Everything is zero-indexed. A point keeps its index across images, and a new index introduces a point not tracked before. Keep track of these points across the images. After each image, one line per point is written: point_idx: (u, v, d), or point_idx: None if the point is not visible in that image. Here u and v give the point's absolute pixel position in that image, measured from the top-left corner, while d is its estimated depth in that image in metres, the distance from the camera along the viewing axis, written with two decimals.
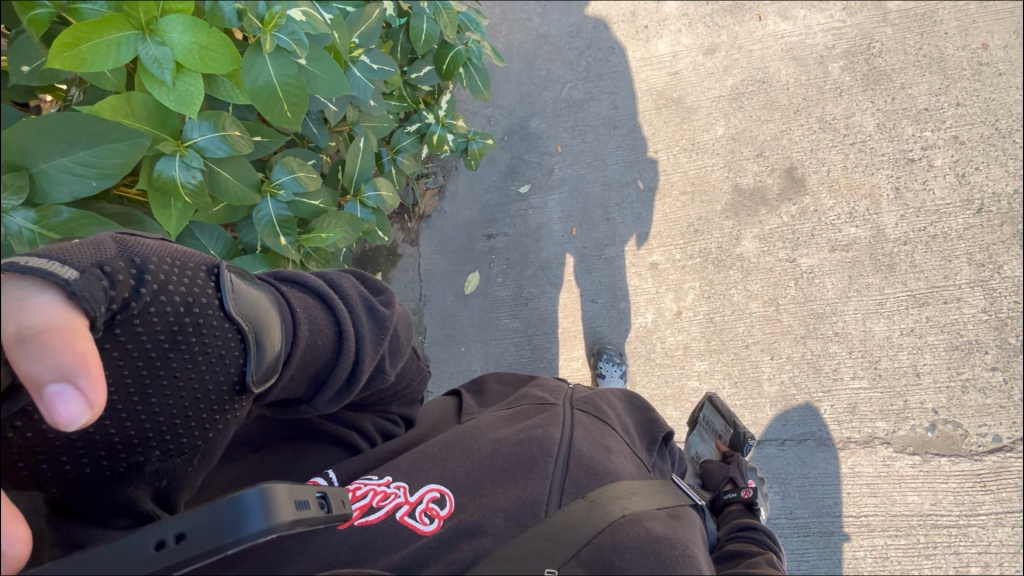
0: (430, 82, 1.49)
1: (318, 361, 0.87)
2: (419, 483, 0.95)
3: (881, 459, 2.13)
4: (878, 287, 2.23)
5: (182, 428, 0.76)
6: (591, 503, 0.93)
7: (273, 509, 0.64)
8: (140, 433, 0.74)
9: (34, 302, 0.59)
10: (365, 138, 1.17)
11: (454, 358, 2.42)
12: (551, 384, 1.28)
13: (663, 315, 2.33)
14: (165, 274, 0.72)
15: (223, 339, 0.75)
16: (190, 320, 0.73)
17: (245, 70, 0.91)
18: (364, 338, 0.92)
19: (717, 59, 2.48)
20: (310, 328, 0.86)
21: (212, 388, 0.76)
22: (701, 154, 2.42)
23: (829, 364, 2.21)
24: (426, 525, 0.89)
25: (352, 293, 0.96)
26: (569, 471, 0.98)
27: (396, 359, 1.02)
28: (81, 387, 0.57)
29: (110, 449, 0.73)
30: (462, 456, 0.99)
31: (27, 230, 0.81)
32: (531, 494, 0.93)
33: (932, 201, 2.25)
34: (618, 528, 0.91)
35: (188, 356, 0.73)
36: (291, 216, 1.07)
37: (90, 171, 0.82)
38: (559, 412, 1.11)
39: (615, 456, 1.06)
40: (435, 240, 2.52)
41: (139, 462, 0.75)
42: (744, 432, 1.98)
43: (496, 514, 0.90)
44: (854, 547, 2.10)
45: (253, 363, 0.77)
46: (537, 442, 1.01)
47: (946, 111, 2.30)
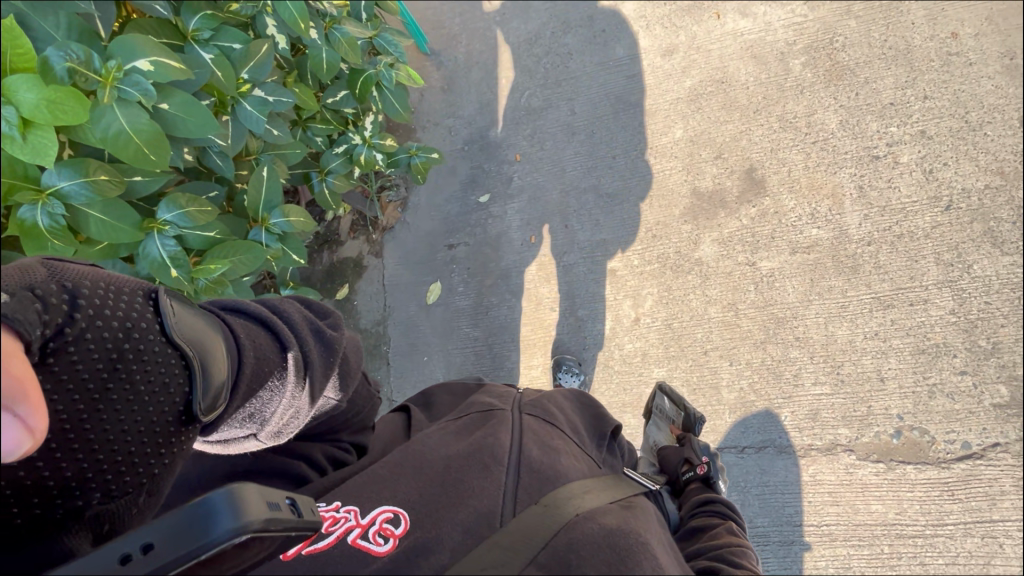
0: (347, 106, 1.54)
1: (267, 385, 0.86)
2: (369, 505, 0.96)
3: (844, 467, 2.07)
4: (841, 290, 2.17)
5: (125, 467, 0.70)
6: (545, 506, 0.96)
7: (244, 507, 0.63)
8: (78, 475, 0.68)
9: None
10: (262, 167, 1.22)
11: (417, 368, 2.46)
12: (500, 392, 1.36)
13: (621, 322, 2.32)
14: (100, 299, 0.70)
15: (167, 366, 0.72)
16: (130, 344, 0.70)
17: (95, 123, 0.99)
18: (314, 362, 0.92)
19: (676, 60, 2.44)
20: (255, 352, 0.84)
21: (156, 419, 0.72)
22: (659, 158, 2.39)
23: (789, 369, 2.16)
24: (380, 545, 0.91)
25: (300, 315, 0.96)
26: (521, 478, 1.02)
27: (346, 382, 1.05)
28: (19, 415, 0.57)
29: (43, 496, 0.67)
30: (413, 475, 1.02)
31: None
32: (485, 504, 0.96)
33: (898, 199, 2.17)
34: (572, 527, 0.93)
35: (130, 386, 0.70)
36: (179, 250, 1.11)
37: None
38: (507, 418, 1.18)
39: (564, 458, 1.12)
40: (399, 251, 2.56)
41: (79, 508, 0.69)
42: (696, 413, 1.94)
43: (455, 529, 0.91)
44: (816, 557, 2.05)
45: (200, 390, 0.74)
46: (488, 451, 1.05)
47: (913, 105, 2.21)
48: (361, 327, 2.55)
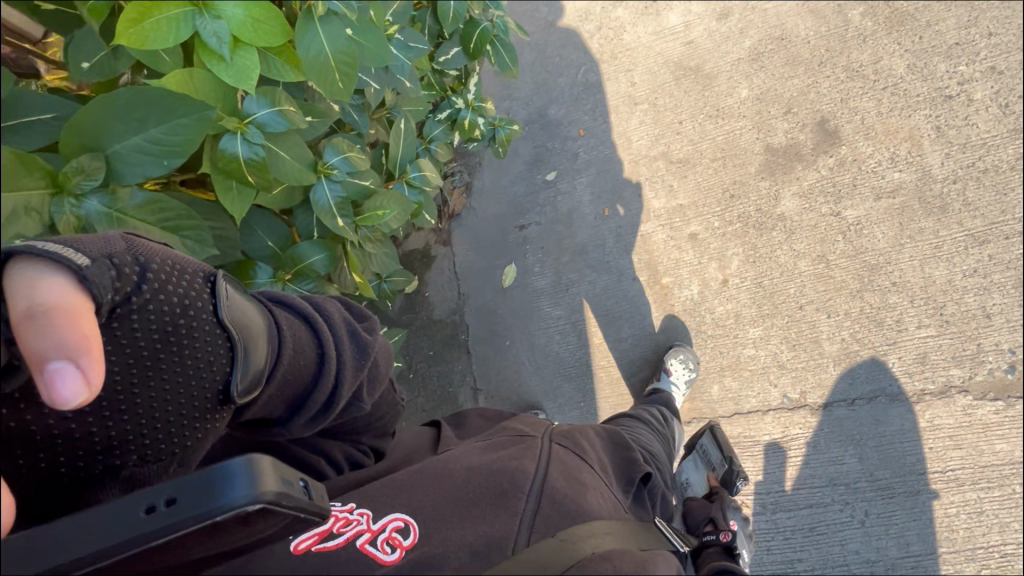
0: (458, 64, 1.48)
1: (300, 378, 0.85)
2: (382, 511, 0.90)
3: (961, 409, 2.03)
4: (933, 230, 2.14)
5: (163, 434, 0.73)
6: (562, 540, 0.90)
7: (261, 476, 0.57)
8: (122, 435, 0.70)
9: (45, 282, 0.57)
10: (408, 119, 1.17)
11: (500, 353, 2.39)
12: (532, 420, 1.28)
13: (709, 285, 2.27)
14: (167, 275, 0.72)
15: (212, 346, 0.73)
16: (185, 321, 0.72)
17: (298, 39, 0.85)
18: (346, 363, 0.90)
19: (732, 22, 2.44)
20: (293, 345, 0.84)
21: (195, 394, 0.73)
22: (728, 119, 2.37)
23: (891, 316, 2.12)
24: (387, 554, 0.84)
25: (336, 316, 0.94)
26: (541, 509, 0.95)
27: (374, 388, 0.99)
28: (82, 365, 0.54)
29: (89, 451, 0.70)
30: (435, 484, 0.96)
31: (105, 216, 0.73)
32: (497, 529, 0.89)
33: (978, 135, 2.17)
34: (586, 564, 0.87)
35: (178, 359, 0.71)
36: (347, 197, 1.05)
37: (159, 149, 0.72)
38: (537, 444, 1.10)
39: (590, 494, 1.05)
40: (467, 238, 2.51)
41: (116, 466, 0.71)
42: (739, 470, 1.89)
43: (461, 550, 0.85)
44: (945, 504, 1.98)
45: (239, 372, 0.74)
46: (510, 475, 0.98)
47: (979, 42, 2.23)
48: (434, 318, 2.47)
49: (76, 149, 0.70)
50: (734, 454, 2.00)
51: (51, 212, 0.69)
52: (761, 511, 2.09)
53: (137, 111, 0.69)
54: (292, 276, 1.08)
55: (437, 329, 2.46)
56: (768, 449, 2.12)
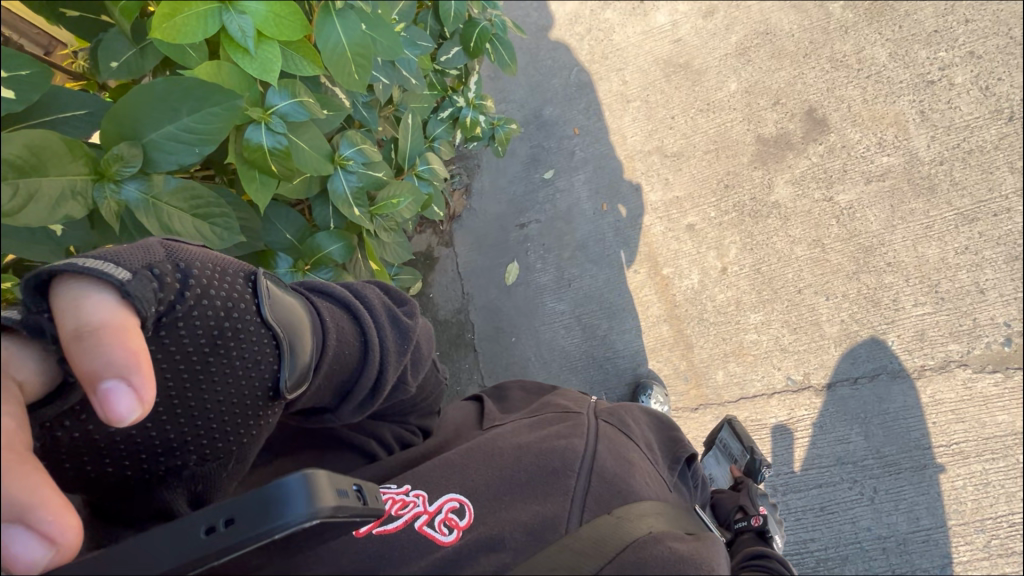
0: (458, 63, 1.54)
1: (344, 368, 0.89)
2: (438, 492, 0.96)
3: (961, 382, 2.08)
4: (923, 211, 2.21)
5: (218, 432, 0.76)
6: (617, 518, 0.94)
7: (316, 493, 0.60)
8: (180, 437, 0.74)
9: (91, 301, 0.59)
10: (416, 113, 1.22)
11: (506, 351, 2.42)
12: (576, 396, 1.32)
13: (709, 274, 2.32)
14: (206, 279, 0.74)
15: (260, 345, 0.76)
16: (230, 324, 0.74)
17: (317, 34, 0.90)
18: (387, 350, 0.95)
19: (717, 20, 2.52)
20: (336, 336, 0.88)
21: (246, 392, 0.77)
22: (718, 112, 2.44)
23: (888, 295, 2.17)
24: (445, 535, 0.90)
25: (375, 302, 0.98)
26: (592, 488, 0.99)
27: (418, 370, 1.04)
28: (134, 384, 0.55)
29: (151, 455, 0.74)
30: (485, 465, 1.01)
31: (142, 201, 0.77)
32: (551, 509, 0.94)
33: (961, 117, 2.25)
34: (641, 546, 0.90)
35: (227, 361, 0.75)
36: (363, 187, 1.09)
37: (192, 138, 0.76)
38: (584, 422, 1.14)
39: (638, 473, 1.08)
40: (470, 238, 2.55)
41: (178, 466, 0.76)
42: (762, 460, 1.84)
43: (516, 528, 0.90)
44: (952, 477, 2.03)
45: (288, 368, 0.78)
46: (561, 454, 1.02)
47: (957, 29, 2.32)
48: (439, 319, 2.50)
49: (116, 139, 0.74)
50: (757, 445, 1.96)
51: (94, 197, 0.73)
52: (772, 494, 2.11)
53: (173, 100, 0.73)
54: (310, 267, 1.12)
55: (442, 329, 2.49)
56: (776, 432, 2.15)
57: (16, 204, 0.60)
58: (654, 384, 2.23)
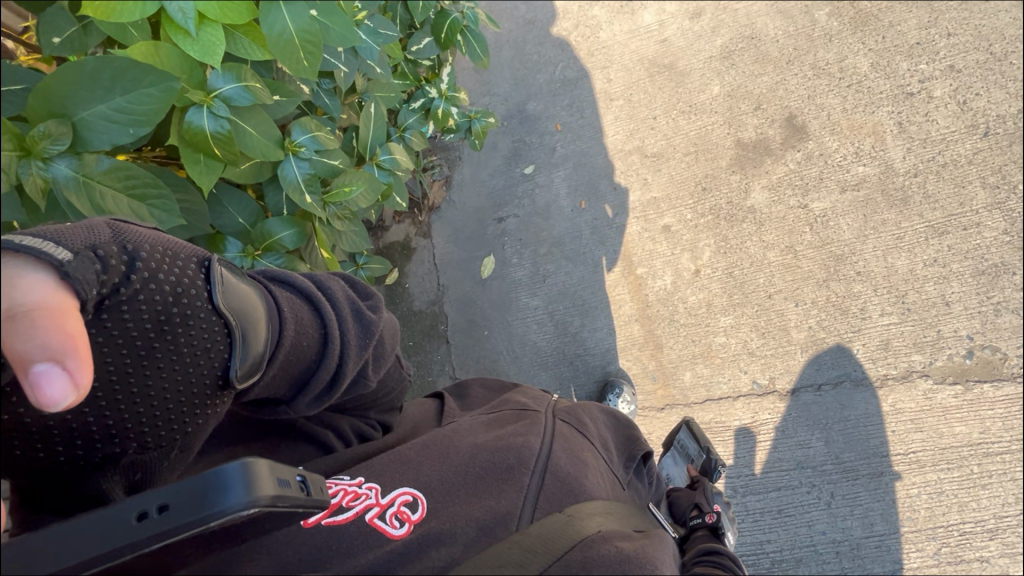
0: (429, 54, 1.53)
1: (301, 360, 0.88)
2: (391, 486, 0.95)
3: (922, 393, 2.11)
4: (895, 222, 2.24)
5: (163, 421, 0.74)
6: (567, 517, 0.94)
7: (255, 482, 0.59)
8: (119, 425, 0.71)
9: (24, 280, 0.58)
10: (376, 102, 1.22)
11: (479, 343, 2.43)
12: (535, 394, 1.33)
13: (682, 275, 2.33)
14: (157, 262, 0.72)
15: (210, 332, 0.75)
16: (178, 309, 0.72)
17: (262, 17, 0.88)
18: (349, 342, 0.93)
19: (704, 21, 2.52)
20: (295, 327, 0.86)
21: (195, 381, 0.75)
22: (700, 115, 2.45)
23: (856, 304, 2.20)
24: (396, 528, 0.89)
25: (340, 294, 0.97)
26: (544, 487, 0.99)
27: (379, 365, 1.04)
28: (69, 368, 0.57)
29: (87, 442, 0.70)
30: (439, 460, 1.00)
31: (73, 178, 0.77)
32: (504, 506, 0.94)
33: (938, 130, 2.27)
34: (589, 545, 0.89)
35: (173, 347, 0.73)
36: (316, 174, 1.09)
37: (126, 118, 0.76)
38: (541, 421, 1.14)
39: (591, 474, 1.08)
40: (447, 230, 2.55)
41: (117, 454, 0.72)
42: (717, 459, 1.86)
43: (468, 524, 0.89)
44: (907, 485, 2.06)
45: (238, 358, 0.76)
46: (516, 452, 1.02)
47: (939, 42, 2.33)
48: (414, 309, 2.51)
49: (44, 115, 0.73)
50: (712, 446, 1.99)
51: (19, 172, 0.72)
52: (731, 494, 2.14)
53: (104, 79, 0.73)
54: (262, 253, 1.13)
55: (416, 320, 2.50)
56: (739, 434, 2.18)
57: None
58: (622, 383, 2.25)
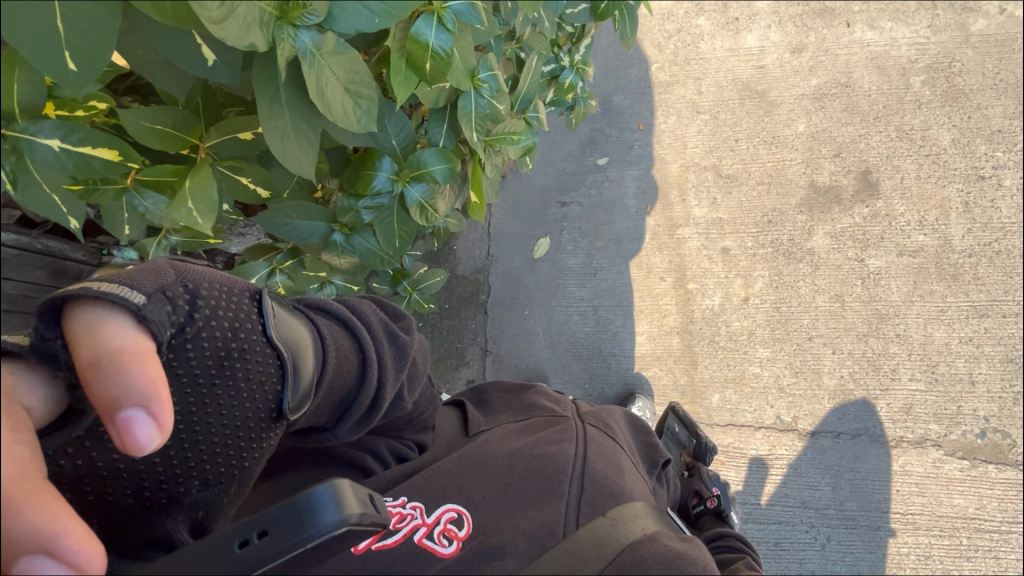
0: (581, 20, 1.47)
1: (342, 386, 0.95)
2: (435, 503, 0.98)
3: (931, 460, 2.20)
4: (941, 294, 2.31)
5: (222, 456, 0.83)
6: (612, 520, 0.94)
7: (342, 501, 0.67)
8: (182, 462, 0.81)
9: (110, 324, 0.65)
10: (546, 56, 1.17)
11: (517, 321, 2.41)
12: (554, 396, 1.31)
13: (730, 299, 2.36)
14: (215, 299, 0.81)
15: (264, 365, 0.83)
16: (235, 344, 0.81)
17: None
18: (386, 364, 1.00)
19: (804, 58, 2.53)
20: (336, 353, 0.94)
21: (251, 415, 0.84)
22: (781, 148, 2.47)
23: (888, 363, 2.27)
24: (444, 547, 0.92)
25: (372, 316, 1.05)
26: (584, 490, 1.00)
27: (414, 386, 1.08)
28: (154, 411, 0.59)
29: (153, 481, 0.80)
30: (477, 475, 1.02)
31: (309, 53, 0.71)
32: (547, 515, 0.95)
33: (999, 218, 2.36)
34: (639, 545, 0.90)
35: (231, 382, 0.81)
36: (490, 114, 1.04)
37: (379, 6, 0.68)
38: (572, 427, 1.14)
39: (626, 475, 1.09)
40: (509, 201, 2.48)
41: (179, 492, 0.82)
42: (707, 442, 1.95)
43: (516, 536, 0.92)
44: (899, 543, 2.16)
45: (290, 389, 0.85)
46: (552, 460, 1.03)
47: (1018, 134, 2.42)
48: (457, 273, 2.45)
49: None
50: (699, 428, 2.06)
51: (274, 35, 0.67)
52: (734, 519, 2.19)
53: None
54: (410, 183, 1.07)
55: (457, 284, 2.44)
56: (753, 464, 2.23)
57: (218, 15, 0.58)
58: (641, 396, 2.29)
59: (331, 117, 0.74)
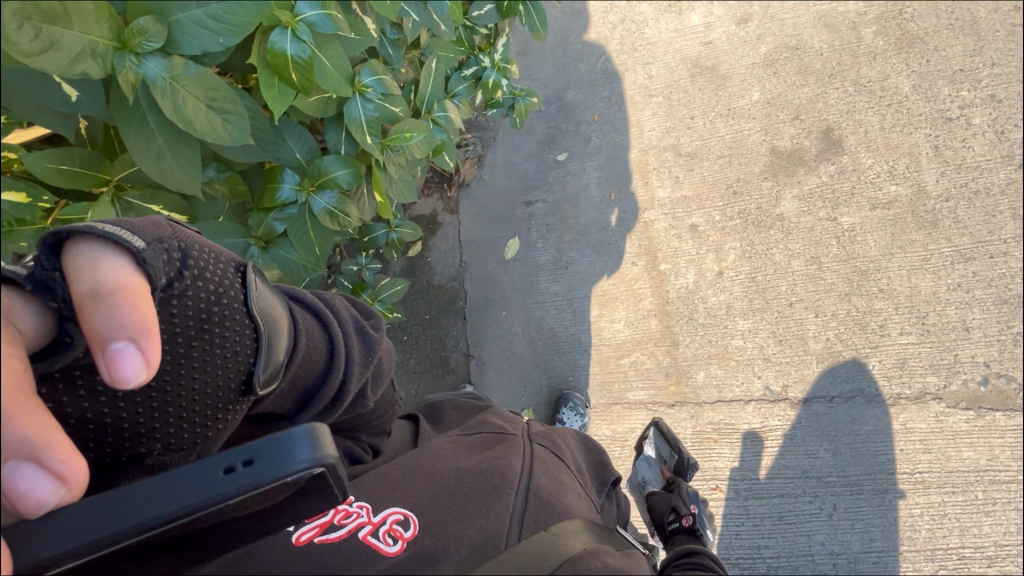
0: (489, 20, 1.52)
1: (308, 375, 0.89)
2: (383, 504, 0.95)
3: (934, 415, 2.12)
4: (923, 243, 2.25)
5: (189, 422, 0.75)
6: (553, 534, 0.92)
7: (323, 440, 0.57)
8: (150, 422, 0.73)
9: (106, 263, 0.61)
10: (440, 56, 1.23)
11: (496, 323, 2.44)
12: (508, 417, 1.31)
13: (705, 275, 2.34)
14: (204, 263, 0.75)
15: (239, 337, 0.76)
16: (218, 308, 0.75)
17: None
18: (354, 359, 0.94)
19: (750, 28, 2.52)
20: (306, 340, 0.88)
21: (220, 384, 0.76)
22: (738, 119, 2.46)
23: (875, 320, 2.21)
24: (389, 545, 0.89)
25: (344, 312, 0.99)
26: (529, 505, 0.99)
27: (377, 387, 1.03)
28: (143, 346, 0.55)
29: (115, 441, 0.71)
30: (426, 480, 1.00)
31: (160, 78, 0.79)
32: (492, 523, 0.94)
33: (973, 158, 2.29)
34: (575, 560, 0.87)
35: (208, 347, 0.74)
36: (380, 116, 1.10)
37: (217, 25, 0.76)
38: (519, 444, 1.14)
39: (569, 494, 1.08)
40: (475, 208, 2.54)
41: (140, 454, 0.73)
42: (688, 458, 2.02)
43: (461, 542, 0.90)
44: (910, 505, 2.08)
45: (262, 362, 0.77)
46: (500, 472, 1.02)
47: (982, 71, 2.35)
48: (434, 284, 2.50)
49: (143, 11, 0.75)
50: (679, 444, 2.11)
51: (115, 64, 0.75)
52: (733, 496, 2.15)
53: None
54: (315, 190, 1.14)
55: (435, 294, 2.49)
56: (747, 438, 2.18)
57: (35, 45, 0.65)
58: (576, 394, 2.30)
59: (194, 132, 0.81)
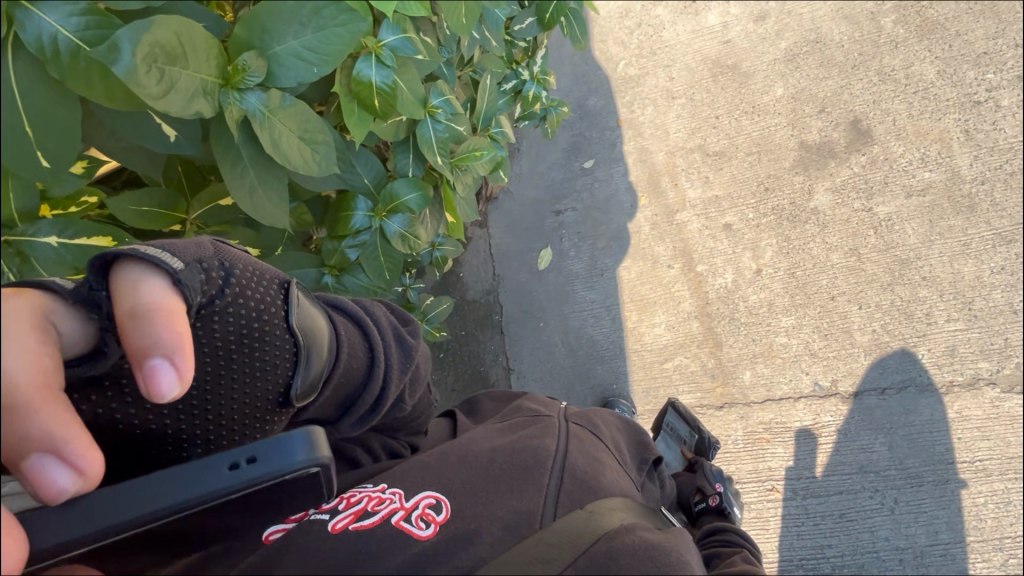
0: (530, 33, 1.52)
1: (350, 383, 0.89)
2: (414, 489, 0.88)
3: (989, 401, 2.09)
4: (962, 228, 2.23)
5: (230, 431, 0.76)
6: (589, 513, 0.88)
7: (318, 443, 0.59)
8: (190, 431, 0.73)
9: (147, 285, 0.62)
10: (497, 73, 1.23)
11: (534, 335, 2.42)
12: (545, 401, 1.26)
13: (743, 274, 2.32)
14: (247, 280, 0.75)
15: (280, 351, 0.77)
16: (259, 324, 0.75)
17: None
18: (392, 366, 0.95)
19: (769, 24, 2.52)
20: (347, 349, 0.88)
21: (260, 396, 0.77)
22: (764, 116, 2.45)
23: (920, 309, 2.18)
24: (421, 530, 0.82)
25: (382, 319, 1.00)
26: (563, 484, 0.94)
27: (414, 390, 1.05)
28: (177, 362, 0.58)
29: (158, 445, 0.72)
30: (456, 464, 0.94)
31: (259, 112, 0.78)
32: (526, 505, 0.88)
33: (1005, 139, 2.28)
34: (613, 536, 0.85)
35: (248, 361, 0.75)
36: (450, 137, 1.10)
37: (315, 57, 0.76)
38: (555, 424, 1.10)
39: (607, 472, 1.04)
40: (504, 221, 2.53)
41: (182, 457, 0.74)
42: (709, 437, 1.99)
43: (493, 523, 0.84)
44: (973, 494, 2.04)
45: (301, 376, 0.78)
46: (533, 453, 0.98)
47: (1005, 53, 2.35)
48: (468, 299, 2.48)
49: (245, 47, 0.76)
50: (700, 423, 2.09)
51: (220, 101, 0.75)
52: (791, 496, 2.12)
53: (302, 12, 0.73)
54: (387, 215, 1.13)
55: (471, 309, 2.47)
56: (800, 436, 2.16)
57: (159, 88, 0.65)
58: (623, 401, 2.26)
59: (292, 166, 0.80)
